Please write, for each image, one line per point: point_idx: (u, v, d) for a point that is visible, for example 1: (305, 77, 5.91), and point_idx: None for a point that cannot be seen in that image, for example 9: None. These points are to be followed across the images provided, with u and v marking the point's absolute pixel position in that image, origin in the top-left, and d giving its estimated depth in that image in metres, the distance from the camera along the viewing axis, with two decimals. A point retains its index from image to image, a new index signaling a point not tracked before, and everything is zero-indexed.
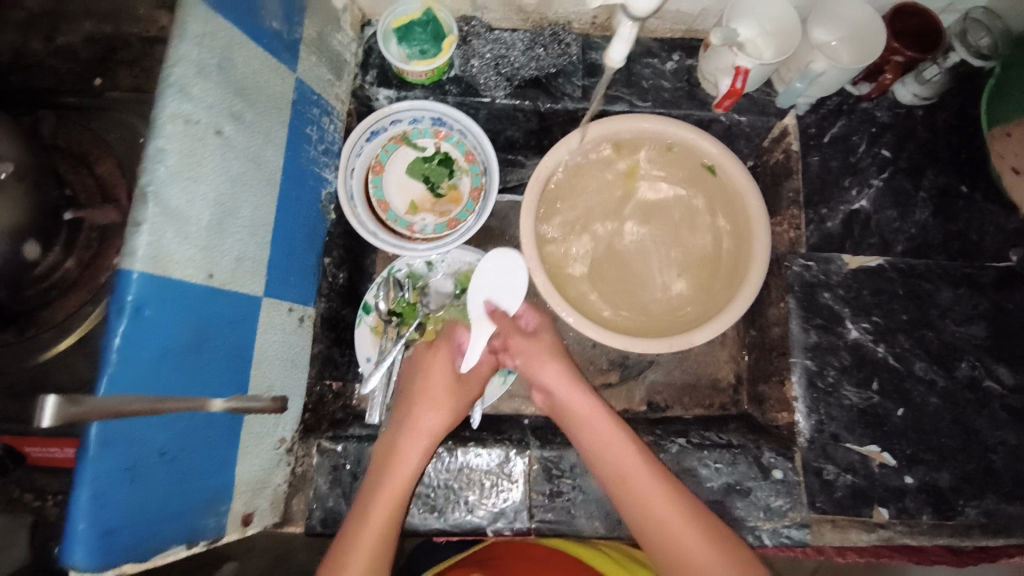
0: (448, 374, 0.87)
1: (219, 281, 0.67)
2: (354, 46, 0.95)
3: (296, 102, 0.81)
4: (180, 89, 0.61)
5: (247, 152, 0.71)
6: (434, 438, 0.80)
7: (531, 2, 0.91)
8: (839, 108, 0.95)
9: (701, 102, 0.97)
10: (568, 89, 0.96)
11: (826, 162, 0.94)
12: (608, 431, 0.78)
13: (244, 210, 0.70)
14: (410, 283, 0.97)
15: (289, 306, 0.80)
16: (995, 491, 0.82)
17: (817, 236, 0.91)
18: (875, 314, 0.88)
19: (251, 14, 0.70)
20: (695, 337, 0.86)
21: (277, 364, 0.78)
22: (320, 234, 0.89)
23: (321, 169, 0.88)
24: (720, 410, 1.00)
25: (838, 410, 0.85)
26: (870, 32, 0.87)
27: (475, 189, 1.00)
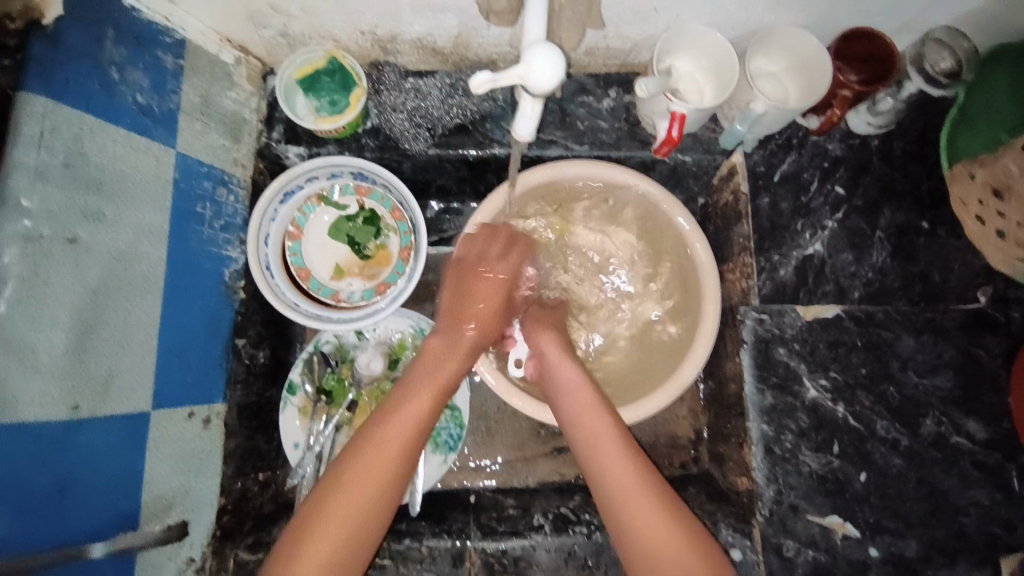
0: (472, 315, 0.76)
1: (87, 409, 0.59)
2: (254, 100, 0.84)
3: (179, 181, 0.72)
4: (10, 204, 0.53)
5: (117, 251, 0.63)
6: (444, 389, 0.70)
7: (447, 45, 0.82)
8: (789, 143, 0.89)
9: (641, 141, 0.89)
10: (497, 134, 0.87)
11: (777, 204, 0.87)
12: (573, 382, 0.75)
13: (115, 320, 0.62)
14: (341, 358, 0.90)
15: (188, 410, 0.72)
16: (968, 558, 0.77)
17: (770, 285, 0.85)
18: (833, 370, 0.82)
19: (103, 95, 0.62)
20: (685, 371, 0.81)
21: (176, 480, 0.69)
22: (225, 319, 0.79)
23: (222, 247, 0.79)
24: (681, 470, 0.95)
25: (797, 478, 0.79)
26: (816, 66, 0.80)
27: (405, 248, 0.91)
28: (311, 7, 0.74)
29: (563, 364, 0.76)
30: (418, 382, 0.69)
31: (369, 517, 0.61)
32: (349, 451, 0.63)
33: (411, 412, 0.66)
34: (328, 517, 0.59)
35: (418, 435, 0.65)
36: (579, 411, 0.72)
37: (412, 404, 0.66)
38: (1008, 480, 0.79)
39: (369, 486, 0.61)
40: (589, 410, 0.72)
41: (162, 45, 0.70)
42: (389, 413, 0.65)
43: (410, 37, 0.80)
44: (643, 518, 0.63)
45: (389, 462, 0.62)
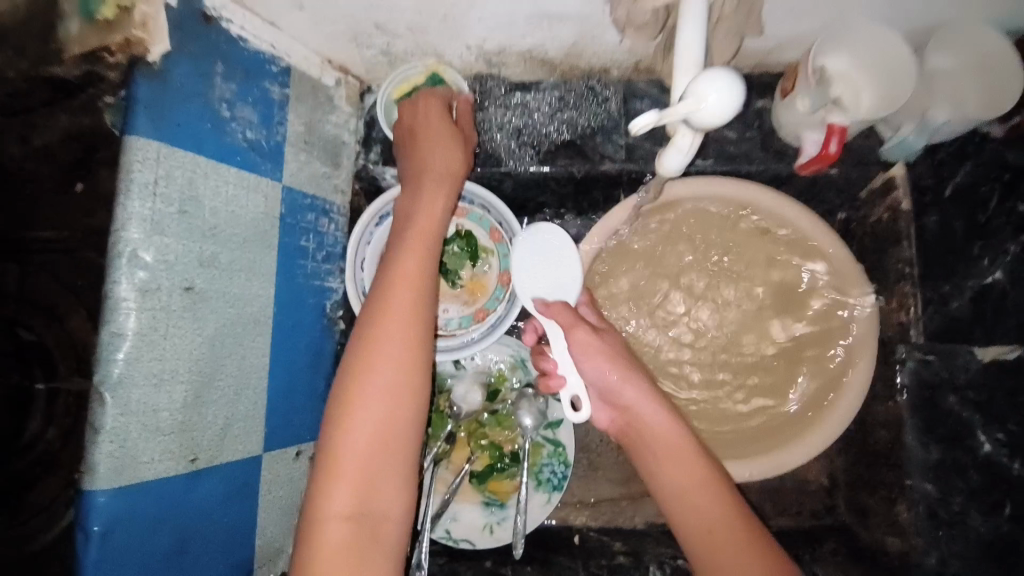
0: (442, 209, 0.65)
1: (206, 460, 0.58)
2: (353, 121, 0.81)
3: (285, 215, 0.69)
4: (131, 258, 0.51)
5: (227, 295, 0.60)
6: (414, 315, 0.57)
7: (558, 55, 0.74)
8: (961, 151, 0.74)
9: (777, 153, 0.77)
10: (608, 150, 0.79)
11: (948, 223, 0.74)
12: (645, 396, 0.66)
13: (227, 367, 0.60)
14: (438, 388, 0.84)
15: (298, 451, 0.70)
16: None
17: (941, 321, 0.73)
18: (1013, 423, 0.68)
19: (213, 134, 0.60)
20: (810, 446, 0.73)
21: (285, 521, 0.69)
22: (328, 351, 0.78)
23: (324, 279, 0.77)
24: (812, 519, 0.85)
25: (962, 545, 0.68)
26: (1009, 73, 0.64)
27: (504, 273, 0.85)
28: (417, 25, 0.69)
29: (637, 407, 0.66)
30: (411, 228, 0.63)
31: (375, 468, 0.53)
32: (344, 388, 0.54)
33: (393, 343, 0.56)
34: (344, 464, 0.52)
35: (409, 370, 0.56)
36: (668, 460, 0.63)
37: (399, 308, 0.57)
38: None
39: (372, 432, 0.53)
40: (681, 469, 0.62)
41: (270, 74, 0.67)
42: (370, 345, 0.56)
43: (518, 48, 0.73)
44: None
45: (383, 401, 0.54)
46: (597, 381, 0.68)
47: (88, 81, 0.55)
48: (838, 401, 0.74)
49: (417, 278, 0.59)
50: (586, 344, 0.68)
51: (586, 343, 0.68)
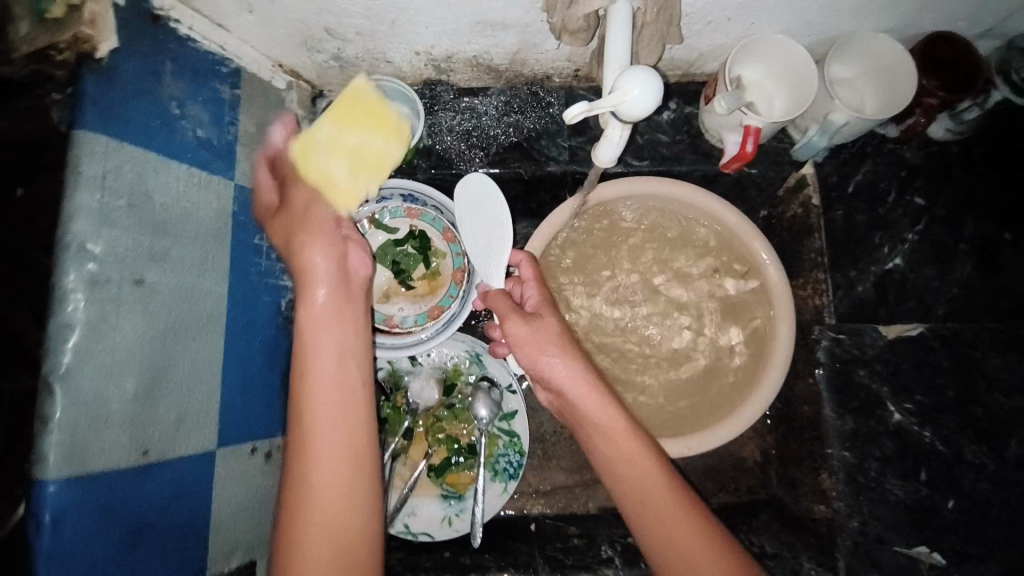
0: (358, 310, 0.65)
1: (156, 453, 0.57)
2: (306, 124, 0.83)
3: (237, 213, 0.70)
4: (79, 249, 0.52)
5: (177, 290, 0.61)
6: (344, 380, 0.59)
7: (503, 62, 0.79)
8: (863, 151, 0.84)
9: (704, 154, 0.85)
10: (553, 151, 0.85)
11: (852, 216, 0.83)
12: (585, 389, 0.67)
13: (178, 361, 0.60)
14: (394, 386, 0.86)
15: (253, 446, 0.71)
16: None
17: (846, 302, 0.80)
18: (917, 393, 0.77)
19: (164, 130, 0.61)
20: (747, 416, 0.75)
21: (242, 518, 0.68)
22: (283, 348, 0.78)
23: (279, 277, 0.77)
24: (748, 494, 0.90)
25: (884, 508, 0.75)
26: (900, 76, 0.75)
27: (457, 270, 0.88)
28: (368, 31, 0.72)
29: (587, 395, 0.67)
30: (330, 292, 0.64)
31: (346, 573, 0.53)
32: (293, 497, 0.55)
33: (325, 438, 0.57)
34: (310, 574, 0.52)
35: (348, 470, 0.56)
36: (623, 450, 0.65)
37: (327, 384, 0.59)
38: None
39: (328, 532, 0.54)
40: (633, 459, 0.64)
41: (220, 75, 0.68)
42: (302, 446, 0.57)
43: (466, 55, 0.78)
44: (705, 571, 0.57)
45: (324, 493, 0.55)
46: (534, 368, 0.69)
47: (32, 81, 0.53)
48: (762, 384, 0.76)
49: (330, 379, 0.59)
50: (522, 338, 0.69)
51: (525, 336, 0.69)
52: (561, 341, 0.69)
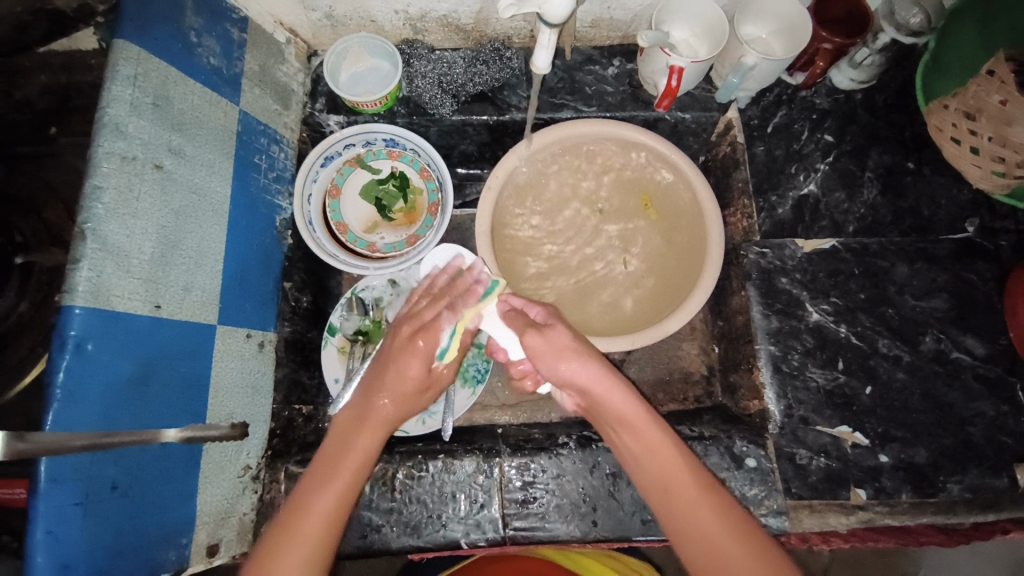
0: (419, 368, 0.73)
1: (168, 312, 0.68)
2: (301, 76, 0.97)
3: (242, 133, 0.83)
4: (114, 128, 0.63)
5: (190, 185, 0.73)
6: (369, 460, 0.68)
7: (469, 22, 0.94)
8: (779, 99, 0.98)
9: (644, 102, 0.99)
10: (514, 100, 0.98)
11: (771, 151, 0.96)
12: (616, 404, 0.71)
13: (189, 242, 0.72)
14: (375, 303, 0.97)
15: (247, 332, 0.81)
16: (978, 464, 0.81)
17: (770, 223, 0.93)
18: (834, 295, 0.88)
19: (184, 53, 0.74)
20: (693, 303, 0.86)
21: (236, 391, 0.78)
22: (277, 259, 0.90)
23: (275, 197, 0.90)
24: (695, 403, 1.01)
25: (805, 393, 0.84)
26: (798, 24, 0.89)
27: (432, 205, 1.00)
28: None
29: (606, 391, 0.71)
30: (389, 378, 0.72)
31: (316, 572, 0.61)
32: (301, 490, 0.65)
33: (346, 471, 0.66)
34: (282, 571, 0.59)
35: (343, 508, 0.65)
36: (648, 450, 0.70)
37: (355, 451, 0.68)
38: (1010, 392, 0.83)
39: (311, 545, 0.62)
40: (653, 445, 0.70)
41: (231, 20, 0.83)
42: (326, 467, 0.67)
43: (438, 15, 0.93)
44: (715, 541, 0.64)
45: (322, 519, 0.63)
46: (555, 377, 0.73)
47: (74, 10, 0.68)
48: (697, 286, 0.87)
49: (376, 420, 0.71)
50: (538, 349, 0.73)
51: (540, 349, 0.73)
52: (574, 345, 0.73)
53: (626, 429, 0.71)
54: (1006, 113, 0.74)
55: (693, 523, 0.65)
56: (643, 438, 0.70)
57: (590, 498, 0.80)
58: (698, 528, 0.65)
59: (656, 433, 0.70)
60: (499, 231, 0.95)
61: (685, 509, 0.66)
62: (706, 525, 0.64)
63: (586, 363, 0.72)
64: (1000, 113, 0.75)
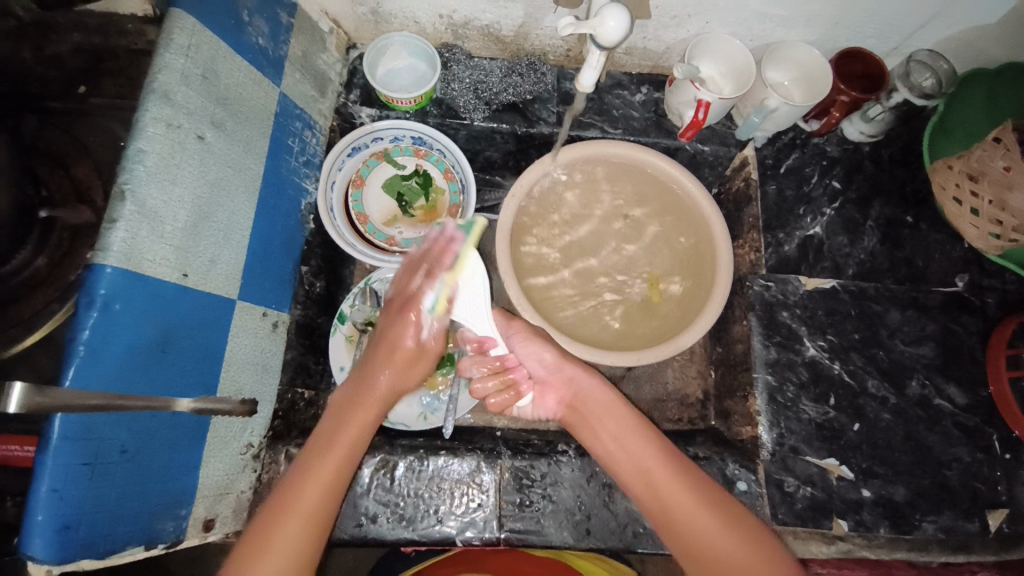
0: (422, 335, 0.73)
1: (193, 281, 0.68)
2: (339, 66, 0.99)
3: (278, 114, 0.84)
4: (162, 95, 0.64)
5: (226, 158, 0.73)
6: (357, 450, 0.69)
7: (510, 34, 0.97)
8: (793, 143, 1.03)
9: (668, 131, 1.03)
10: (544, 114, 1.01)
11: (782, 191, 1.01)
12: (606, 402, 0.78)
13: (220, 215, 0.72)
14: (387, 295, 0.97)
15: (263, 310, 0.81)
16: (952, 507, 0.85)
17: (775, 258, 0.97)
18: (830, 333, 0.92)
19: (236, 30, 0.75)
20: (698, 327, 0.89)
21: (246, 367, 0.78)
22: (298, 242, 0.90)
23: (302, 180, 0.91)
24: (689, 425, 1.04)
25: (797, 423, 0.88)
26: (819, 74, 0.94)
27: (453, 206, 1.02)
28: None
29: (593, 386, 0.79)
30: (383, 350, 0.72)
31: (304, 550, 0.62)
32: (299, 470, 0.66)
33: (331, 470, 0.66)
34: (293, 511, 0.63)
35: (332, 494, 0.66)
36: (639, 454, 0.74)
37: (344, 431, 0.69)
38: (986, 441, 0.88)
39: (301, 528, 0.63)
40: (645, 455, 0.73)
41: (281, 4, 0.84)
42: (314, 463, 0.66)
43: (480, 24, 0.96)
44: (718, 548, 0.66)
45: (303, 517, 0.63)
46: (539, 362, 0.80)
47: None
48: (703, 311, 0.90)
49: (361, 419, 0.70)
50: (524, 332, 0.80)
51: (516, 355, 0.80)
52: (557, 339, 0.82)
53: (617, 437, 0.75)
54: (1010, 179, 0.81)
55: (691, 529, 0.68)
56: (639, 444, 0.74)
57: (585, 506, 0.81)
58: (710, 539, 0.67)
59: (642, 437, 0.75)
60: (519, 238, 0.97)
61: (685, 514, 0.69)
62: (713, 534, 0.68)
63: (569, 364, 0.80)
64: (1003, 178, 0.82)
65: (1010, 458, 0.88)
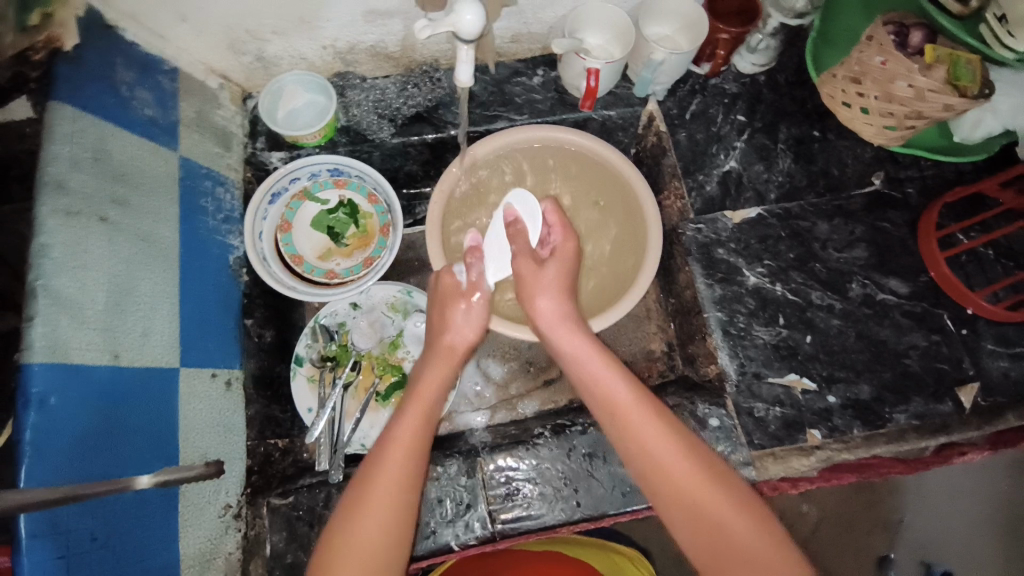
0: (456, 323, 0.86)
1: (127, 359, 0.68)
2: (239, 119, 0.99)
3: (184, 178, 0.85)
4: (56, 186, 0.65)
5: (138, 233, 0.74)
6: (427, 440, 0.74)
7: (397, 49, 0.98)
8: (693, 89, 1.06)
9: (571, 105, 1.05)
10: (450, 117, 1.02)
11: (693, 136, 1.03)
12: (600, 362, 0.80)
13: (143, 288, 0.73)
14: (338, 327, 0.98)
15: (211, 372, 0.82)
16: (920, 392, 0.87)
17: (701, 200, 0.99)
18: (766, 258, 0.95)
19: (115, 108, 0.76)
20: (641, 282, 0.93)
21: (206, 431, 0.78)
22: (235, 298, 0.90)
23: (225, 237, 0.91)
24: (660, 378, 1.07)
25: (754, 350, 0.90)
26: (696, 18, 0.97)
27: (384, 227, 1.03)
28: (281, 30, 0.90)
29: (578, 348, 0.82)
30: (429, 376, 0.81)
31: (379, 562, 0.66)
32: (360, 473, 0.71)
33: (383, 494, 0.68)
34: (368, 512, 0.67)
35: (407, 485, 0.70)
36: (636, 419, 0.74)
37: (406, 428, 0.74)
38: (939, 323, 0.91)
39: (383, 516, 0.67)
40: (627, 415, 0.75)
41: (162, 72, 0.85)
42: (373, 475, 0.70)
43: (366, 46, 0.97)
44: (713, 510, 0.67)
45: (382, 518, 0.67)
46: (530, 301, 0.86)
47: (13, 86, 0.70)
48: (644, 261, 0.94)
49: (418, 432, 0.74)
50: (562, 251, 0.88)
51: (530, 275, 0.86)
52: (555, 283, 0.86)
53: (616, 405, 0.76)
54: (889, 71, 0.82)
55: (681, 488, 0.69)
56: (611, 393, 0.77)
57: (571, 480, 0.82)
58: (721, 514, 0.67)
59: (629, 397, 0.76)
60: (452, 239, 0.99)
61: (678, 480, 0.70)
62: (711, 497, 0.68)
63: (559, 298, 0.85)
64: (883, 73, 0.83)
65: (967, 333, 0.91)
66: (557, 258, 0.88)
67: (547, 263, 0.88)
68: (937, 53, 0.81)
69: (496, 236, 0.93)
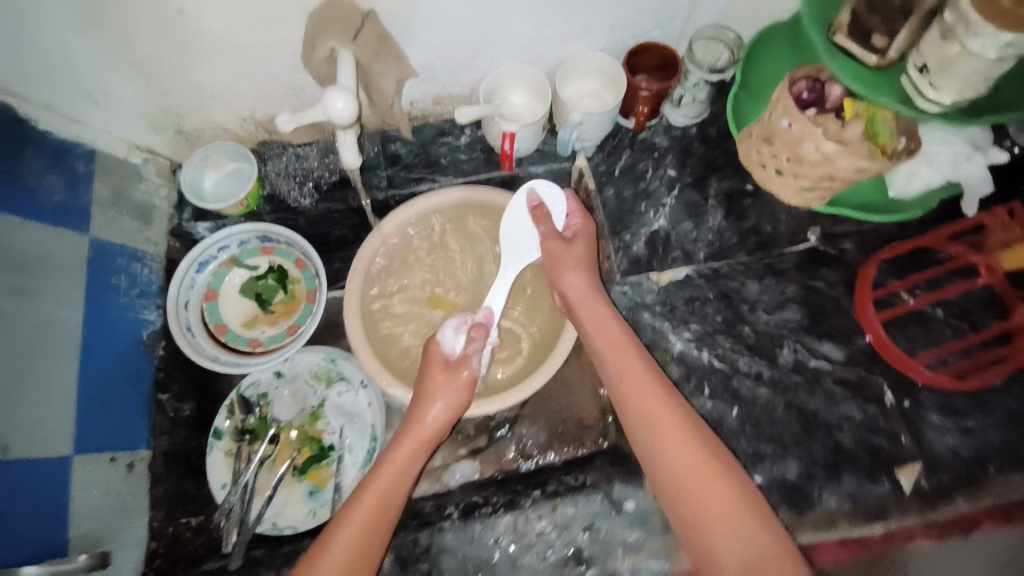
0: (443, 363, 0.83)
1: (16, 452, 0.69)
2: (163, 190, 1.00)
3: (95, 258, 0.86)
4: None
5: (36, 320, 0.75)
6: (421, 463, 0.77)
7: None
8: (621, 144, 1.04)
9: (497, 164, 1.05)
10: (375, 181, 1.04)
11: (620, 193, 1.00)
12: (623, 340, 0.79)
13: (38, 376, 0.73)
14: (260, 398, 0.94)
15: (110, 455, 0.83)
16: (852, 470, 0.82)
17: (627, 260, 0.96)
18: (692, 322, 0.91)
19: (20, 197, 0.77)
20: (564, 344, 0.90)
21: (100, 517, 0.79)
22: (145, 375, 0.92)
23: (139, 312, 0.92)
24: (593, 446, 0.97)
25: None
26: (613, 75, 0.97)
27: (311, 292, 1.01)
28: (197, 105, 0.91)
29: (603, 324, 0.81)
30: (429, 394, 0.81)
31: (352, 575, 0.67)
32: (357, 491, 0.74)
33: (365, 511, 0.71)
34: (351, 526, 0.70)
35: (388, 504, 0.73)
36: (643, 397, 0.74)
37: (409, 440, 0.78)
38: (875, 392, 0.86)
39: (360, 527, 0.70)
40: (644, 399, 0.74)
41: (77, 154, 0.87)
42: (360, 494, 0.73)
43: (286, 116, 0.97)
44: (709, 492, 0.67)
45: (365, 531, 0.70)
46: (558, 278, 0.86)
47: None
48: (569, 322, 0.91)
49: (417, 438, 0.78)
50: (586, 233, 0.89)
51: (558, 254, 0.87)
52: (581, 265, 0.86)
53: (631, 390, 0.74)
54: (794, 133, 0.78)
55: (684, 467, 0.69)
56: (631, 370, 0.76)
57: (475, 567, 0.80)
58: (713, 496, 0.66)
59: (645, 378, 0.75)
60: (374, 302, 0.96)
61: (683, 457, 0.69)
62: (709, 478, 0.67)
63: (585, 279, 0.85)
64: (789, 135, 0.79)
65: (908, 404, 0.85)
66: (581, 236, 0.89)
67: (574, 241, 0.88)
68: (856, 108, 0.78)
69: (523, 220, 0.90)
